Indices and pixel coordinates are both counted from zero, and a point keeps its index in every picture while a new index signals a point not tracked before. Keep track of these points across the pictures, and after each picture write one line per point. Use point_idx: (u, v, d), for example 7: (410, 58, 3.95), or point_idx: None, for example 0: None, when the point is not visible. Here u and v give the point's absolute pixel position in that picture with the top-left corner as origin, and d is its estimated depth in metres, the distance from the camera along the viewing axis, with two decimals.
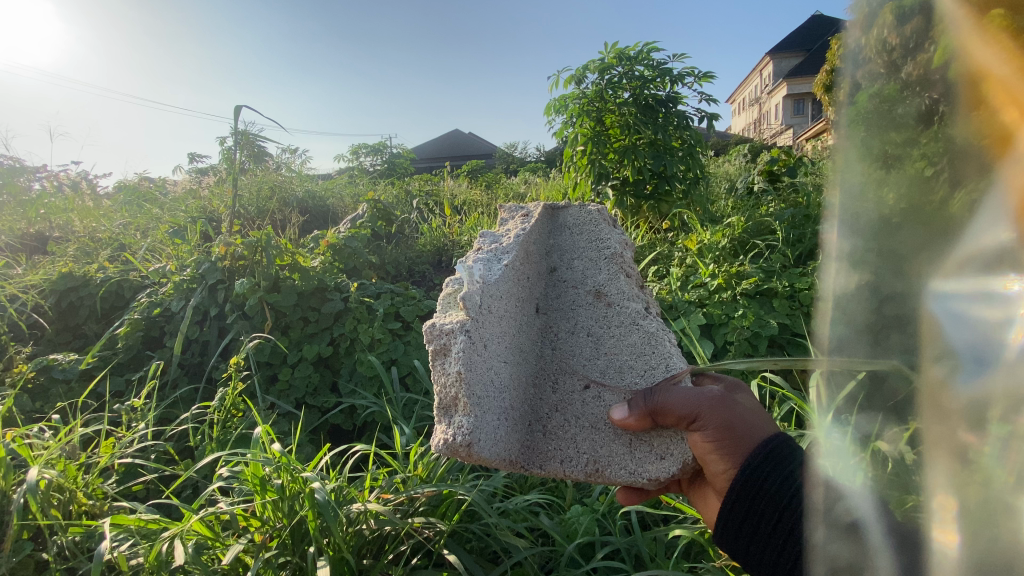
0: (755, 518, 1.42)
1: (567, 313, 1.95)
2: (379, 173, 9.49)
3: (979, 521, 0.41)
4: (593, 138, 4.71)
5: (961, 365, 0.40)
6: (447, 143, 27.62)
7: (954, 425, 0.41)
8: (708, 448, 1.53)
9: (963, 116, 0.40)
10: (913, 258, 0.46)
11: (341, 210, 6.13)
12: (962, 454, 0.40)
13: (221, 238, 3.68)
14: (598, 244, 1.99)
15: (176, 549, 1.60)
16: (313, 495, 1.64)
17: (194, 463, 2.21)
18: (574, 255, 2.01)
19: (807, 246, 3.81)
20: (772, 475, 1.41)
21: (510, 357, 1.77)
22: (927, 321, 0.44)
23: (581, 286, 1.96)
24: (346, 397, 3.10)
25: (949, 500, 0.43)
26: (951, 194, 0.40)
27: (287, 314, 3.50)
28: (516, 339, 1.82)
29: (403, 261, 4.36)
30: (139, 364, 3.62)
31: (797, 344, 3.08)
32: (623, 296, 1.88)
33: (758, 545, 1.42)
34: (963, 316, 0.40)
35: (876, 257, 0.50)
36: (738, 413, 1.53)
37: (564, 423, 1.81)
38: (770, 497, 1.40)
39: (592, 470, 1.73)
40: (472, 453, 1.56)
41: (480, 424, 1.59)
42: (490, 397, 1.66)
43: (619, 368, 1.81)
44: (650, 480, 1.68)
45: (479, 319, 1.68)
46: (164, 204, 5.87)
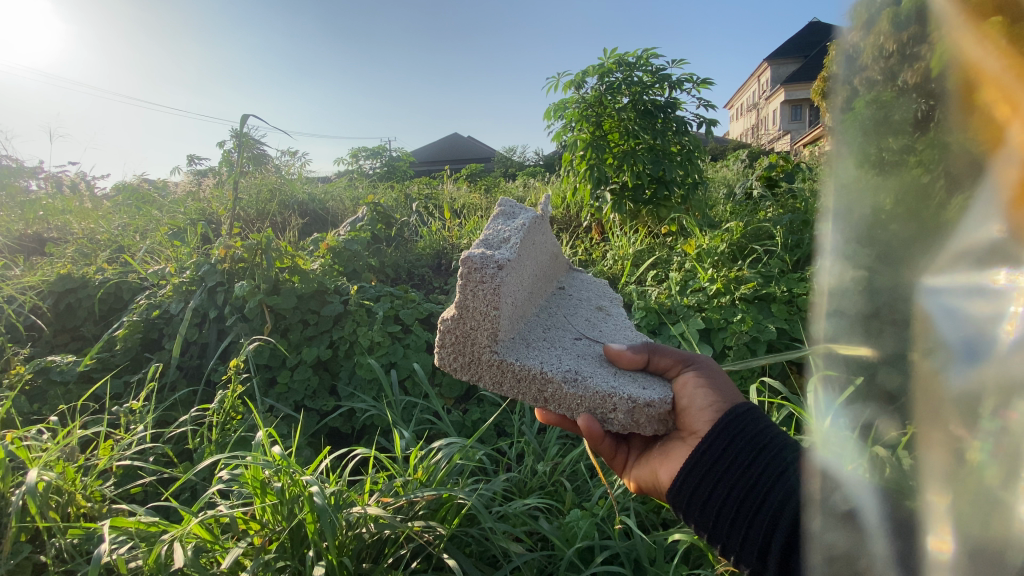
0: (731, 452, 1.47)
1: (570, 306, 2.27)
2: (378, 176, 9.50)
3: (970, 517, 0.40)
4: (592, 143, 4.74)
5: (955, 356, 0.40)
6: (447, 146, 27.67)
7: (946, 419, 0.40)
8: (697, 383, 1.68)
9: (956, 118, 0.41)
10: (909, 254, 0.46)
11: (341, 213, 6.14)
12: (957, 451, 0.40)
13: (221, 241, 3.68)
14: (605, 294, 2.54)
15: (175, 552, 1.59)
16: (312, 500, 1.63)
17: (193, 466, 2.20)
18: (583, 288, 2.53)
19: (806, 252, 3.83)
20: (754, 421, 1.51)
21: (530, 276, 2.01)
22: (920, 317, 0.43)
23: (588, 302, 2.36)
24: (345, 400, 3.09)
25: (941, 494, 0.41)
26: (948, 198, 0.41)
27: (287, 316, 3.51)
28: (535, 277, 2.10)
29: (403, 264, 4.36)
30: (138, 366, 3.61)
31: (795, 349, 3.09)
32: (620, 315, 2.31)
33: (730, 483, 1.43)
34: (956, 312, 0.40)
35: (868, 252, 0.50)
36: (722, 375, 1.73)
37: (550, 347, 1.86)
38: (752, 438, 1.47)
39: (569, 373, 1.68)
40: (497, 274, 1.66)
41: (511, 264, 1.73)
42: (520, 268, 1.86)
43: (611, 338, 2.03)
44: (626, 399, 1.63)
45: (534, 224, 2.12)
46: (164, 206, 5.87)
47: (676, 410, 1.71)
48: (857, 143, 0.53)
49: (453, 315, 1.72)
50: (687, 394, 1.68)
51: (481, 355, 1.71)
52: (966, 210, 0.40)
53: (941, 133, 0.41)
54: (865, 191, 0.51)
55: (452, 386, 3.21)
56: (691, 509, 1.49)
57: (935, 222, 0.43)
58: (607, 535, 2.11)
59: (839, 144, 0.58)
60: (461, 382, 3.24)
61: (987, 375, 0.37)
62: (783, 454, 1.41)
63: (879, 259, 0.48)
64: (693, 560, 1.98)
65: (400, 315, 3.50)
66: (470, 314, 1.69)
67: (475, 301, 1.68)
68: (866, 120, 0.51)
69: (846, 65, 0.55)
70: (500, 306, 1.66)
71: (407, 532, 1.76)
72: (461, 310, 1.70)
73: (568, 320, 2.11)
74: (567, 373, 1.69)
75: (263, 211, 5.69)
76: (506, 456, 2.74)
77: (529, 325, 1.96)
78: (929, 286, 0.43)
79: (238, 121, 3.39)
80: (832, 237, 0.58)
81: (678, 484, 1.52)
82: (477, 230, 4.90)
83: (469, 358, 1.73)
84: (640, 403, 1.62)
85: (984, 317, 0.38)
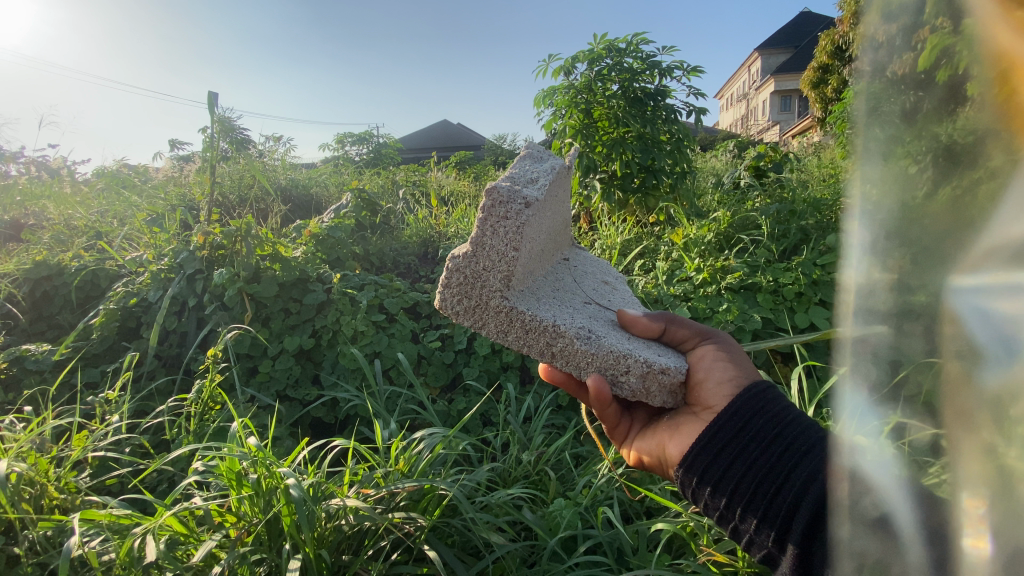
0: (750, 430, 1.45)
1: (577, 273, 2.23)
2: (364, 163, 9.33)
3: (1006, 513, 0.43)
4: (581, 131, 4.68)
5: (987, 359, 0.43)
6: (437, 134, 27.35)
7: (979, 425, 0.44)
8: (715, 359, 1.72)
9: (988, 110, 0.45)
10: (940, 247, 0.50)
11: (324, 199, 6.01)
12: (989, 451, 0.43)
13: (199, 227, 3.59)
14: (608, 270, 2.51)
15: (147, 545, 1.54)
16: (288, 491, 1.58)
17: (167, 457, 2.14)
18: (587, 262, 2.48)
19: (792, 242, 3.83)
20: (776, 398, 1.50)
21: (548, 229, 1.96)
22: (950, 315, 0.48)
23: (594, 276, 2.31)
24: (328, 390, 3.05)
25: (979, 496, 0.45)
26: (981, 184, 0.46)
27: (268, 305, 3.44)
28: (552, 234, 2.05)
29: (388, 252, 4.29)
30: (115, 356, 3.53)
31: (780, 339, 3.10)
32: (624, 291, 2.29)
33: (750, 457, 1.41)
34: (986, 315, 0.43)
35: (902, 252, 0.56)
36: (741, 358, 1.75)
37: (559, 305, 1.82)
38: (774, 413, 1.46)
39: (584, 330, 1.65)
40: (522, 216, 1.60)
41: (536, 212, 1.68)
42: (542, 219, 1.81)
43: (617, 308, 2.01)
44: (641, 362, 1.61)
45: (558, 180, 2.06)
46: (143, 192, 5.72)
47: (693, 386, 1.71)
48: (892, 150, 0.58)
49: (467, 254, 1.66)
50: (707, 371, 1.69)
51: (489, 300, 1.65)
52: (997, 213, 0.45)
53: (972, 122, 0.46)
54: (902, 195, 0.57)
55: (437, 376, 3.18)
56: (708, 481, 1.46)
57: (967, 218, 0.48)
58: (591, 524, 2.11)
59: (868, 150, 0.63)
60: (446, 372, 3.21)
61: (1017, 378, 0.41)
62: (806, 433, 1.39)
63: (909, 260, 0.55)
64: (676, 549, 1.98)
65: (385, 304, 3.45)
66: (486, 253, 1.63)
67: (493, 239, 1.62)
68: (904, 125, 0.55)
69: (885, 72, 0.59)
70: (519, 248, 1.61)
71: (386, 524, 1.74)
72: (477, 248, 1.64)
73: (574, 287, 2.07)
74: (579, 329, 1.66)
75: (244, 197, 5.56)
76: (492, 446, 2.73)
77: (538, 279, 1.90)
78: (959, 287, 0.47)
79: (214, 104, 3.27)
80: (860, 236, 0.65)
81: (694, 453, 1.50)
82: (464, 218, 4.84)
83: (476, 301, 1.67)
84: (653, 368, 1.62)
85: (1010, 316, 0.41)
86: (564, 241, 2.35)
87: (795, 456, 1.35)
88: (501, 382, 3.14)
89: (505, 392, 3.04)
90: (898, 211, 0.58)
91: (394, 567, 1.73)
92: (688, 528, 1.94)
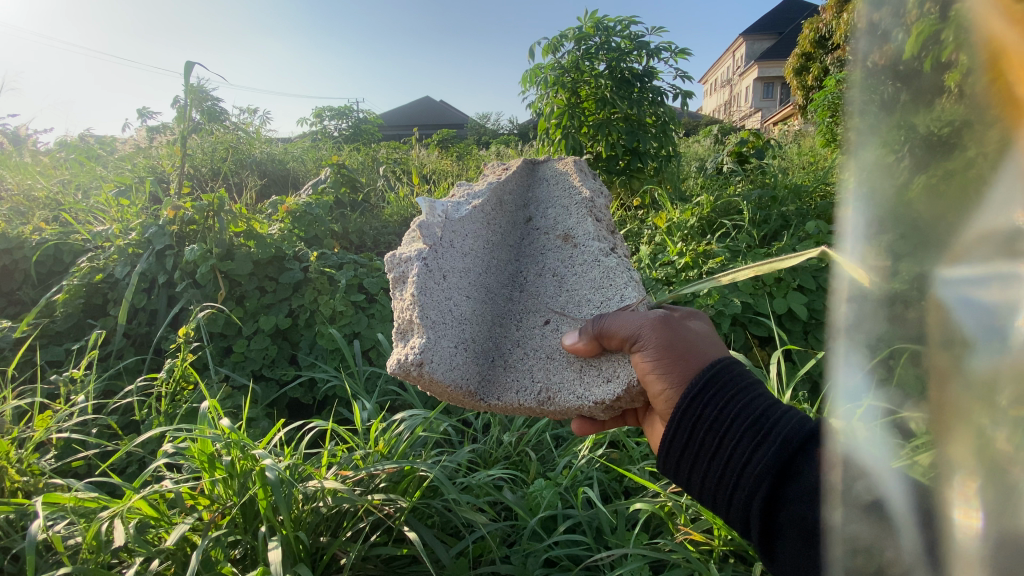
0: (693, 443, 1.36)
1: (535, 258, 1.97)
2: (343, 138, 9.06)
3: (997, 494, 0.43)
4: (568, 111, 4.59)
5: (974, 346, 0.42)
6: (418, 111, 26.77)
7: (968, 409, 0.43)
8: (648, 365, 1.48)
9: (983, 87, 0.41)
10: (933, 230, 0.46)
11: (302, 174, 5.83)
12: (981, 436, 0.43)
13: (169, 200, 3.44)
14: (570, 190, 2.04)
15: (115, 529, 1.49)
16: (263, 474, 1.54)
17: (136, 438, 2.07)
18: (548, 202, 2.07)
19: (773, 228, 3.86)
20: (713, 403, 1.35)
21: (472, 292, 1.85)
22: (936, 306, 0.45)
23: (551, 231, 1.99)
24: (305, 370, 2.98)
25: (970, 476, 0.45)
26: (973, 163, 0.43)
27: (242, 283, 3.34)
28: (481, 278, 1.90)
29: (368, 231, 4.20)
30: (80, 333, 3.39)
31: (758, 323, 3.14)
32: (588, 236, 1.90)
33: (699, 474, 1.35)
34: (973, 303, 0.42)
35: (896, 234, 0.51)
36: (681, 341, 1.49)
37: (523, 355, 1.80)
38: (712, 424, 1.34)
39: (543, 398, 1.70)
40: (424, 373, 1.64)
41: (433, 345, 1.67)
42: (447, 324, 1.75)
43: (579, 302, 1.81)
44: (596, 404, 1.64)
45: (438, 250, 1.82)
46: (108, 163, 5.44)
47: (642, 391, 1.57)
48: (883, 139, 0.53)
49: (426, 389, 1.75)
50: (647, 377, 1.49)
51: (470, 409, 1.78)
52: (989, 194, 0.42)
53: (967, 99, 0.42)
54: (890, 182, 0.52)
55: None
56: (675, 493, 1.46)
57: (960, 201, 0.44)
58: (570, 503, 2.13)
59: (857, 137, 0.58)
60: None
61: (1004, 367, 0.40)
62: (745, 441, 1.27)
63: (886, 262, 0.52)
64: (653, 528, 1.99)
65: (365, 284, 3.37)
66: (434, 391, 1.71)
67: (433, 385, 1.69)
68: (897, 115, 0.51)
69: (878, 60, 0.53)
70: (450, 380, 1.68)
71: (366, 505, 1.71)
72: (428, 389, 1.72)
73: (531, 294, 1.89)
74: (537, 398, 1.70)
75: (218, 170, 5.34)
76: (472, 427, 2.72)
77: (489, 330, 1.85)
78: (945, 277, 0.45)
79: (189, 73, 3.10)
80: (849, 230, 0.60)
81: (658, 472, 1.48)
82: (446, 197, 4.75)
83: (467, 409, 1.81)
84: (609, 403, 1.62)
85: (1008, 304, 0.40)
86: (510, 221, 2.06)
87: (739, 472, 1.26)
88: None
89: None
90: (885, 204, 0.53)
91: (373, 549, 1.71)
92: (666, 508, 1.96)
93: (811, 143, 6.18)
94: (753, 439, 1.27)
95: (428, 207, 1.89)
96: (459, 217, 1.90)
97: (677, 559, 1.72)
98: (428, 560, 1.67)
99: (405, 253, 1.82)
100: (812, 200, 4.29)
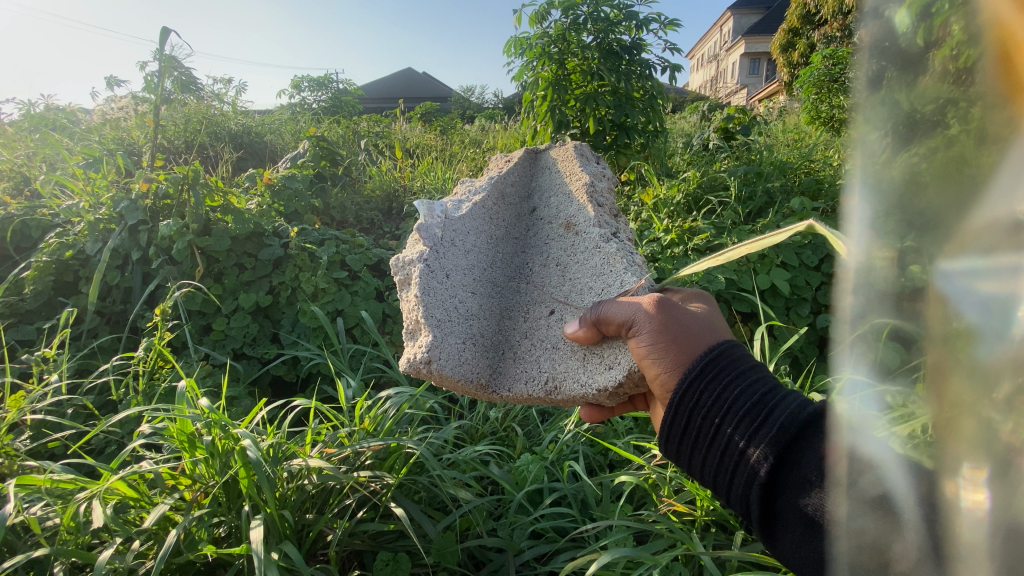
0: (691, 427, 1.36)
1: (539, 248, 1.96)
2: (322, 110, 8.76)
3: (1006, 486, 0.41)
4: (555, 83, 4.45)
5: (978, 337, 0.39)
6: (400, 84, 26.04)
7: (973, 400, 0.41)
8: (645, 351, 1.47)
9: (982, 71, 0.39)
10: (936, 218, 0.43)
11: (280, 148, 5.64)
12: (988, 428, 0.40)
13: (141, 173, 3.30)
14: (571, 178, 2.05)
15: (93, 510, 1.45)
16: (244, 453, 1.50)
17: (109, 418, 2.01)
18: (549, 193, 2.08)
19: (757, 204, 3.86)
20: (710, 388, 1.35)
21: (478, 287, 1.85)
22: (934, 298, 0.43)
23: (554, 221, 1.99)
24: (287, 348, 2.93)
25: (977, 468, 0.42)
26: (976, 151, 0.40)
27: (221, 260, 3.25)
28: (487, 272, 1.90)
29: (350, 206, 4.10)
30: (52, 312, 3.28)
31: (741, 299, 3.17)
32: (589, 223, 1.89)
33: (699, 457, 1.36)
34: (974, 294, 0.39)
35: (900, 221, 0.47)
36: (678, 327, 1.46)
37: (531, 346, 1.77)
38: (710, 408, 1.34)
39: (551, 387, 1.66)
40: (434, 371, 1.62)
41: (440, 343, 1.65)
42: (454, 321, 1.74)
43: (581, 289, 1.78)
44: (600, 391, 1.60)
45: (440, 249, 1.81)
46: (75, 133, 5.19)
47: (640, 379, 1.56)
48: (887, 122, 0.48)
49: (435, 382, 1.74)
50: (645, 363, 1.47)
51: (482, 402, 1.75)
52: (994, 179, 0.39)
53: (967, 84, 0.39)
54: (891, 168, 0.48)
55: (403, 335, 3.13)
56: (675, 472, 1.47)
57: (964, 188, 0.41)
58: (556, 477, 2.15)
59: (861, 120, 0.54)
60: None
61: (1011, 359, 0.38)
62: (743, 425, 1.28)
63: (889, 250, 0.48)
64: (637, 500, 2.01)
65: (347, 260, 3.30)
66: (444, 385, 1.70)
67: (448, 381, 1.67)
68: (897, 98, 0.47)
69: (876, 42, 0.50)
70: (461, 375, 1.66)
71: (352, 482, 1.70)
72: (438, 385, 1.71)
73: (536, 284, 1.88)
74: (547, 388, 1.67)
75: (191, 142, 5.14)
76: (459, 404, 2.72)
77: (497, 324, 1.83)
78: (946, 269, 0.42)
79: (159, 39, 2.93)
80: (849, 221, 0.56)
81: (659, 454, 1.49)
82: (430, 171, 4.64)
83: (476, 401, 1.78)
84: (613, 389, 1.58)
85: (1013, 295, 0.37)
86: (513, 215, 2.07)
87: (738, 456, 1.28)
88: None
89: None
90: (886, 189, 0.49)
91: (360, 525, 1.70)
92: (650, 480, 1.98)
93: (795, 120, 6.19)
94: (752, 422, 1.28)
95: (428, 209, 1.89)
96: (458, 215, 1.91)
97: (660, 529, 1.72)
98: (416, 534, 1.68)
99: (408, 256, 1.80)
100: (795, 177, 4.31)
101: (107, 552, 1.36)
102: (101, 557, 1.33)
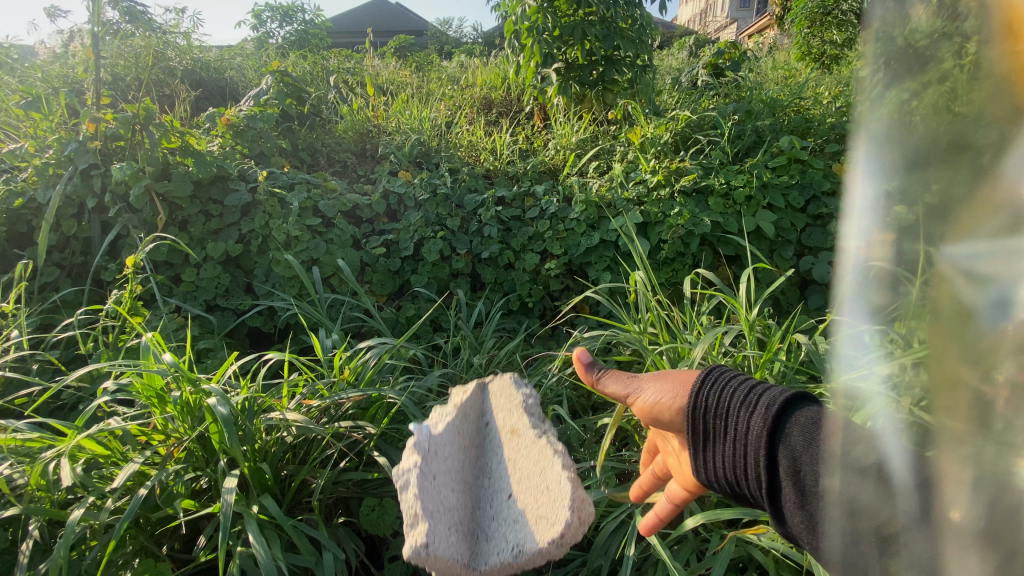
0: (704, 433, 1.28)
1: None
2: (287, 43, 8.10)
3: (982, 465, 0.41)
4: (538, 11, 4.15)
5: (976, 314, 0.39)
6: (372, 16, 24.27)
7: (962, 377, 0.41)
8: (656, 398, 1.34)
9: (996, 51, 0.39)
10: (942, 199, 0.42)
11: (243, 85, 5.23)
12: (982, 410, 0.40)
13: (86, 112, 3.03)
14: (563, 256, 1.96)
15: (61, 470, 1.40)
16: (213, 408, 1.44)
17: (71, 375, 1.92)
18: None
19: (747, 144, 3.72)
20: (710, 389, 1.28)
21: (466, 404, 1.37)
22: (933, 282, 0.42)
23: None
24: (261, 298, 2.82)
25: (962, 453, 0.42)
26: (980, 131, 0.40)
27: (184, 206, 3.06)
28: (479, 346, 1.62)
29: (320, 148, 3.85)
30: (7, 264, 3.09)
31: (726, 242, 3.12)
32: None
33: (720, 461, 1.25)
34: (975, 270, 0.39)
35: (908, 207, 0.47)
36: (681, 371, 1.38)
37: None
38: (717, 408, 1.27)
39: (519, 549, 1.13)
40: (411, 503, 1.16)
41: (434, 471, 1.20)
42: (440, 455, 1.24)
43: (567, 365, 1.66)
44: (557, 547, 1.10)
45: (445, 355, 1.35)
46: (11, 68, 4.71)
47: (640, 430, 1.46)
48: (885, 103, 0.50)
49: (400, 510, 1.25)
50: (655, 413, 1.34)
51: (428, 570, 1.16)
52: (1005, 157, 0.39)
53: (976, 62, 0.40)
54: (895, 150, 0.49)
55: (383, 284, 3.04)
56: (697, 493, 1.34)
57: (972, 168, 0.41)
58: (540, 420, 2.17)
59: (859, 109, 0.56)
60: (393, 280, 3.07)
61: (1006, 338, 0.37)
62: (747, 417, 1.23)
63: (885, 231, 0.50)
64: (620, 441, 2.04)
65: (320, 206, 3.13)
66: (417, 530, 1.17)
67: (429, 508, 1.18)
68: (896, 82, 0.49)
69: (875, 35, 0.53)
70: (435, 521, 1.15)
71: (333, 433, 1.67)
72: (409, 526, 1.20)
73: None
74: (515, 552, 1.14)
75: (143, 80, 4.71)
76: (442, 352, 2.68)
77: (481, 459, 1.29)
78: (945, 251, 0.41)
79: None
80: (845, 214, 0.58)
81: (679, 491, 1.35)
82: (406, 110, 4.37)
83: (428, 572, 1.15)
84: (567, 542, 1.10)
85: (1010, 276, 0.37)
86: None
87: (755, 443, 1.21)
88: (451, 289, 3.08)
89: (455, 297, 2.96)
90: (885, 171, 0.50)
91: (343, 474, 1.70)
92: (632, 421, 1.99)
93: (786, 56, 5.93)
94: (749, 449, 1.22)
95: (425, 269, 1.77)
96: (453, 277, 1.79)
97: (641, 469, 1.76)
98: None
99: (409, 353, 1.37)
100: (786, 115, 4.17)
101: (79, 509, 1.32)
102: (73, 515, 1.29)
